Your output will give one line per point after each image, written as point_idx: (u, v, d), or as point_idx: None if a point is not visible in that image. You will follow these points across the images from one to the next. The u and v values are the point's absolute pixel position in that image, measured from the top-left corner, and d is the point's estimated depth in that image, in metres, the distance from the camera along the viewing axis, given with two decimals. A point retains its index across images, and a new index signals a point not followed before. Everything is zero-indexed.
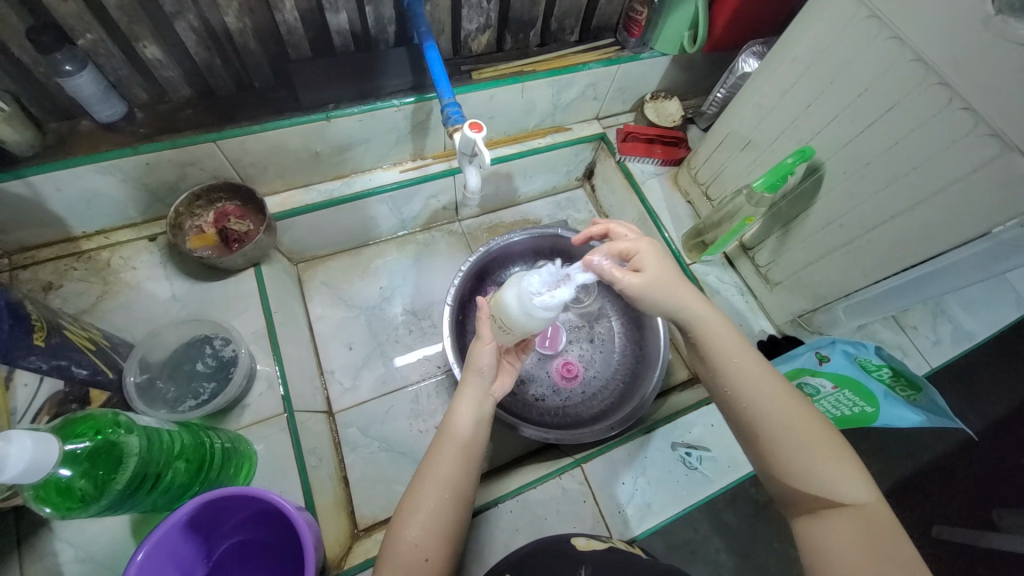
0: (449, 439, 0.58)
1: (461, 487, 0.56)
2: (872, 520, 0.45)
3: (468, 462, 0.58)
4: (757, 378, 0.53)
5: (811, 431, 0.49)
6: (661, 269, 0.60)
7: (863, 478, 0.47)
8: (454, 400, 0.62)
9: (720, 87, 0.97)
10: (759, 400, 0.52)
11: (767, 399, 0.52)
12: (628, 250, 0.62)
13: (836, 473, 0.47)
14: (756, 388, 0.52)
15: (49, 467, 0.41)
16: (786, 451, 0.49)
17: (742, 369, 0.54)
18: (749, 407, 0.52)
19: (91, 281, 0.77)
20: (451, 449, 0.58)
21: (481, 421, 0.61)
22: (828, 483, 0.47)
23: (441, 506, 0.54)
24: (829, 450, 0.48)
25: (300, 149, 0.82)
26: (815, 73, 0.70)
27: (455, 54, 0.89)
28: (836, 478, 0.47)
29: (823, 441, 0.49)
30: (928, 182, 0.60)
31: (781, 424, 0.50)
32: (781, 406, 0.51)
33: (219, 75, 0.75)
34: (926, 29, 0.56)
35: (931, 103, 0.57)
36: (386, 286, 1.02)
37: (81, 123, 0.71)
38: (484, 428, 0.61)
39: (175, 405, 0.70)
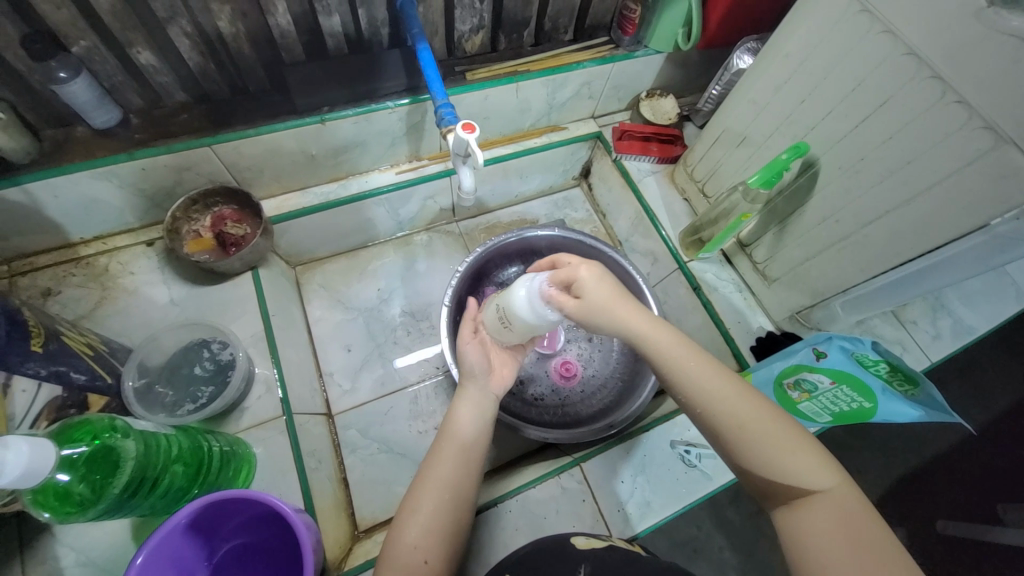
0: (450, 440, 0.59)
1: (459, 487, 0.56)
2: (844, 506, 0.45)
3: (469, 461, 0.58)
4: (715, 382, 0.52)
5: (774, 426, 0.49)
6: (599, 292, 0.56)
7: (831, 466, 0.47)
8: (455, 400, 0.63)
9: (716, 84, 0.97)
10: (715, 405, 0.51)
11: (724, 400, 0.51)
12: (567, 277, 0.58)
13: (803, 463, 0.47)
14: (713, 392, 0.52)
15: (46, 472, 0.41)
16: (751, 447, 0.49)
17: (695, 375, 0.53)
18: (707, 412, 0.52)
19: (89, 287, 0.77)
20: (451, 449, 0.58)
21: (482, 419, 0.62)
22: (796, 475, 0.47)
23: (441, 507, 0.54)
24: (794, 445, 0.48)
25: (296, 152, 0.82)
26: (809, 68, 0.70)
27: (449, 55, 0.89)
28: (803, 469, 0.47)
29: (788, 434, 0.49)
30: (923, 176, 0.60)
31: (742, 424, 0.50)
32: (738, 406, 0.50)
33: (214, 80, 0.75)
34: (919, 23, 0.56)
35: (925, 97, 0.57)
36: (384, 288, 1.02)
37: (77, 130, 0.72)
38: (485, 428, 0.62)
39: (174, 408, 0.70)
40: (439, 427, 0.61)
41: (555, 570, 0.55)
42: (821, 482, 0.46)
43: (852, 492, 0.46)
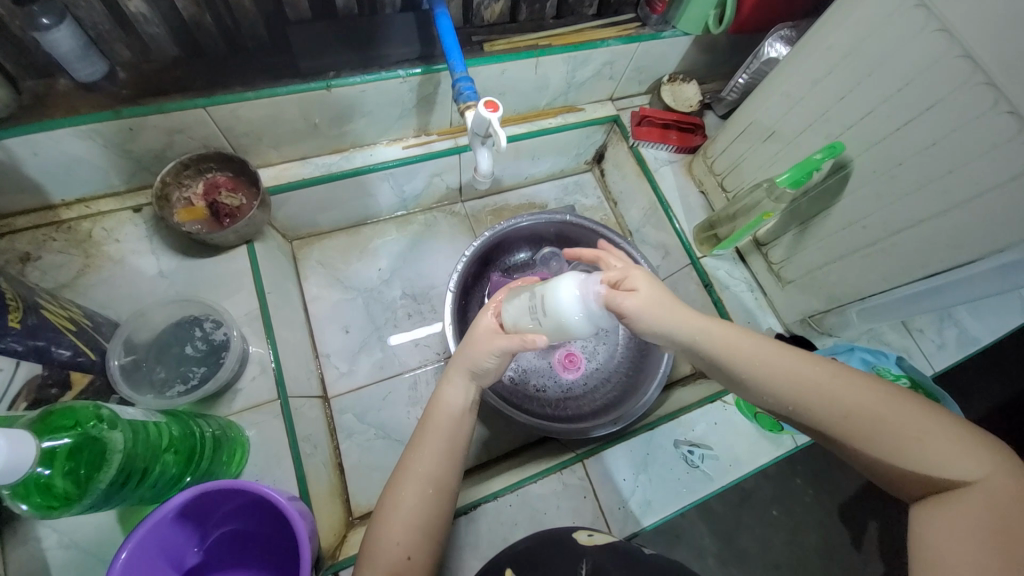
0: (435, 429, 0.56)
1: (442, 481, 0.54)
2: (1005, 495, 0.38)
3: (451, 451, 0.56)
4: (804, 368, 0.49)
5: (888, 408, 0.44)
6: (653, 288, 0.59)
7: (970, 450, 0.41)
8: (442, 383, 0.61)
9: (743, 72, 0.93)
10: (813, 392, 0.48)
11: (822, 387, 0.47)
12: (619, 274, 0.60)
13: (940, 450, 0.41)
14: (808, 383, 0.48)
15: (28, 466, 0.38)
16: (871, 435, 0.44)
17: (775, 368, 0.50)
18: (812, 409, 0.47)
19: (71, 254, 0.72)
20: (432, 438, 0.56)
21: (462, 414, 0.59)
22: (928, 461, 0.42)
23: (423, 502, 0.52)
24: (923, 425, 0.43)
25: (297, 119, 0.77)
26: (850, 64, 0.66)
27: (466, 23, 0.83)
28: (936, 455, 0.41)
29: (917, 414, 0.43)
30: (963, 187, 0.58)
31: (849, 407, 0.46)
32: (843, 391, 0.46)
33: (210, 34, 0.68)
34: (979, 24, 0.52)
35: (974, 104, 0.54)
36: (384, 268, 0.98)
37: (58, 82, 0.65)
38: (467, 415, 0.59)
39: (164, 389, 0.66)
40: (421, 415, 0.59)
41: (555, 561, 0.54)
42: (963, 469, 0.40)
43: (1011, 474, 0.39)
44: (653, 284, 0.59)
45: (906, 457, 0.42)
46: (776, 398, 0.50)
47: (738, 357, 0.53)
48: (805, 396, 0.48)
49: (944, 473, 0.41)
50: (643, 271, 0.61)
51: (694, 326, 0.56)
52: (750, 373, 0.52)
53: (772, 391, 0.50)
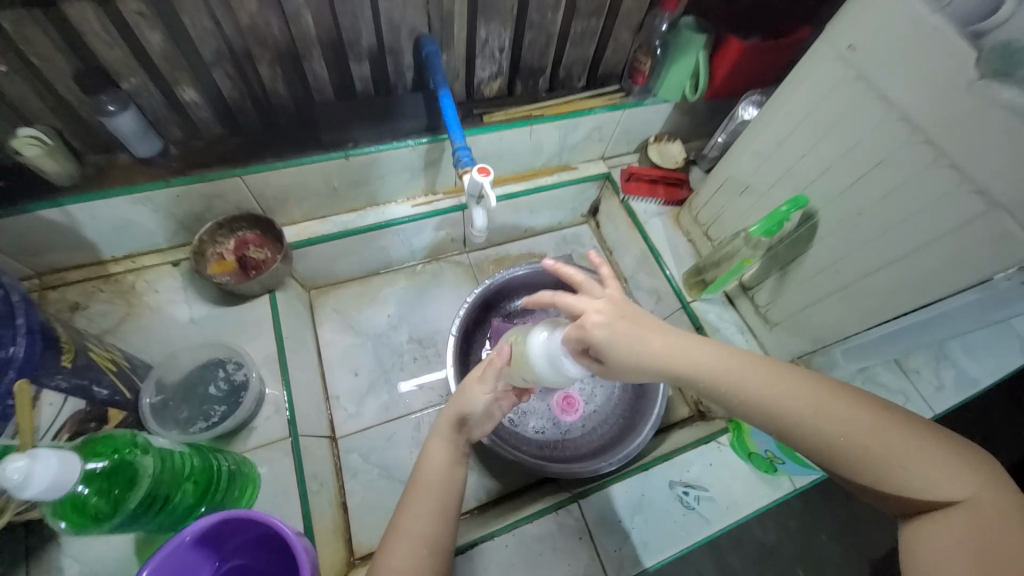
0: (427, 490, 0.60)
1: (437, 538, 0.57)
2: (990, 511, 0.39)
3: (443, 511, 0.59)
4: (792, 392, 0.48)
5: (878, 431, 0.44)
6: (617, 347, 0.55)
7: (958, 471, 0.42)
8: (427, 445, 0.65)
9: (721, 133, 1.02)
10: (805, 419, 0.47)
11: (811, 413, 0.47)
12: (580, 334, 0.57)
13: (929, 470, 0.42)
14: (798, 407, 0.47)
15: (69, 484, 0.43)
16: (864, 461, 0.44)
17: (763, 392, 0.49)
18: (805, 435, 0.47)
19: (116, 303, 0.81)
20: (424, 499, 0.59)
21: (450, 468, 0.62)
22: (920, 484, 0.42)
23: (416, 561, 0.55)
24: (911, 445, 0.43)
25: (319, 184, 0.87)
26: (807, 127, 0.73)
27: (468, 98, 0.94)
28: (925, 475, 0.42)
29: (904, 435, 0.44)
30: (916, 235, 0.63)
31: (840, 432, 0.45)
32: (832, 415, 0.46)
33: (249, 115, 0.80)
34: (910, 94, 0.59)
35: (916, 161, 0.60)
36: (393, 314, 1.05)
37: (119, 157, 0.77)
38: (456, 474, 0.63)
39: (186, 426, 0.72)
40: (410, 474, 0.63)
41: None
42: (948, 488, 0.41)
43: (995, 492, 0.40)
44: (614, 338, 0.55)
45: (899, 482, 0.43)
46: (767, 425, 0.49)
47: (726, 382, 0.51)
48: (797, 423, 0.47)
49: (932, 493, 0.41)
50: (604, 320, 0.56)
51: (676, 350, 0.54)
52: (738, 399, 0.50)
53: (763, 417, 0.49)
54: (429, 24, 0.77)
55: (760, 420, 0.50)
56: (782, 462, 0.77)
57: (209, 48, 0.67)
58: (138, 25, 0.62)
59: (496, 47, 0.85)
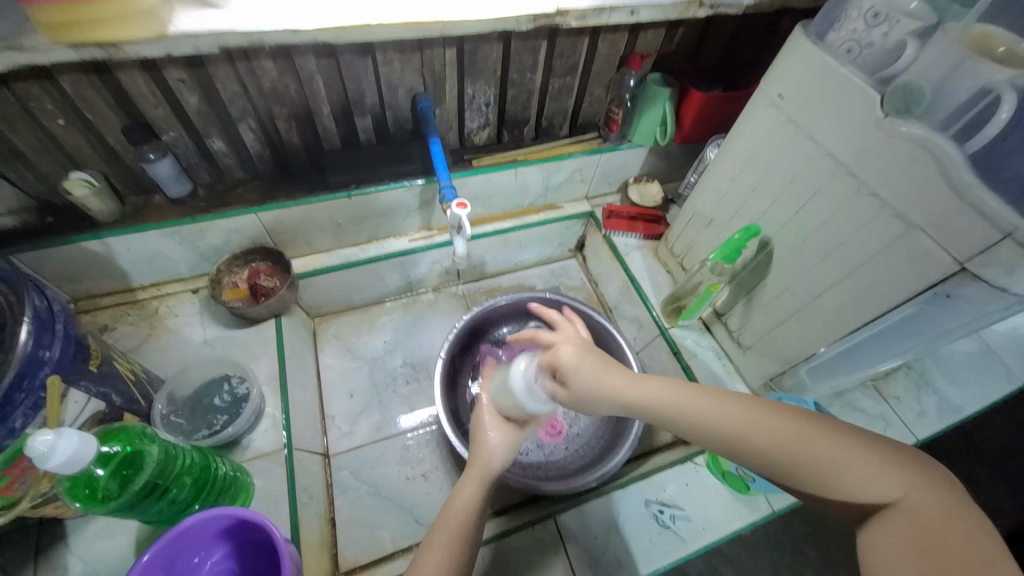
0: (453, 528, 0.60)
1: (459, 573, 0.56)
2: (928, 511, 0.38)
3: (464, 552, 0.58)
4: (729, 412, 0.49)
5: (813, 442, 0.44)
6: (581, 373, 0.56)
7: (890, 472, 0.41)
8: (457, 486, 0.65)
9: (693, 173, 1.11)
10: (742, 437, 0.47)
11: (750, 430, 0.47)
12: (550, 361, 0.59)
13: (866, 475, 0.41)
14: (735, 426, 0.48)
15: (84, 462, 0.50)
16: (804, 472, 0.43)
17: (701, 414, 0.50)
18: (748, 453, 0.47)
19: (140, 326, 0.92)
20: (445, 538, 0.59)
21: (478, 508, 0.63)
22: (857, 489, 0.41)
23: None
24: (847, 452, 0.42)
25: (325, 220, 0.98)
26: (754, 164, 0.82)
27: (460, 145, 1.06)
28: (863, 479, 0.41)
29: (841, 443, 0.43)
30: (853, 256, 0.69)
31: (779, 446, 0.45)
32: (769, 431, 0.46)
33: (267, 162, 0.92)
34: (832, 133, 0.67)
35: (845, 191, 0.68)
36: (389, 340, 1.12)
37: (155, 198, 0.89)
38: (482, 516, 0.63)
39: (191, 434, 0.79)
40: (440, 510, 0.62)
41: None
42: (886, 490, 0.40)
43: (930, 491, 0.39)
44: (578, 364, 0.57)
45: (842, 490, 0.42)
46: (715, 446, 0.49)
47: (669, 410, 0.52)
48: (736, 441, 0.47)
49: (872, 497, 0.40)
50: (571, 350, 0.59)
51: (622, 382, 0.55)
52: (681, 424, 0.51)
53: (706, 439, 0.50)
54: (424, 84, 0.90)
55: (708, 442, 0.50)
56: (754, 480, 0.78)
57: (236, 106, 0.81)
58: (179, 89, 0.75)
59: (482, 102, 0.97)
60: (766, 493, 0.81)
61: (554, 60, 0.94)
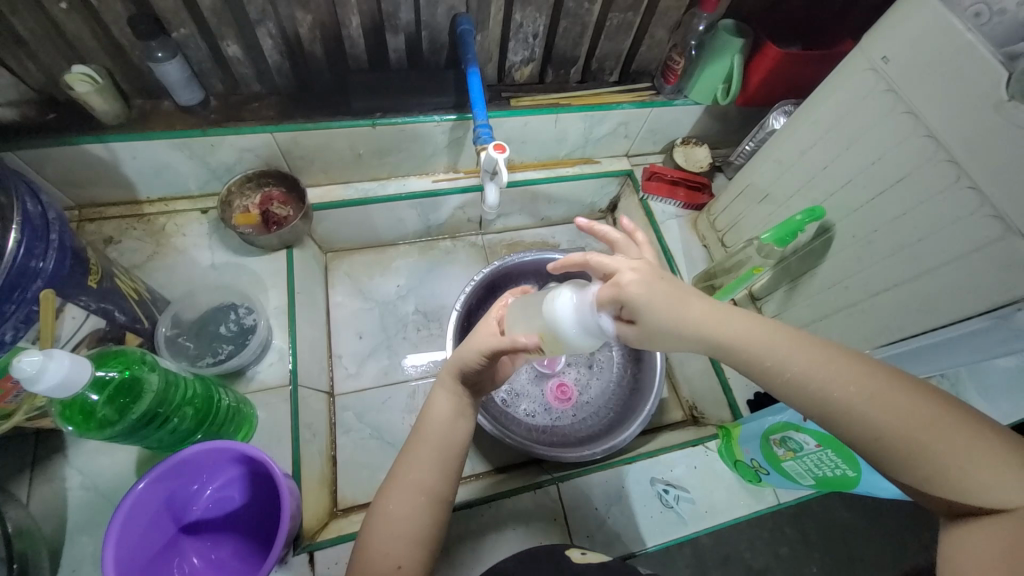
0: (430, 439, 0.56)
1: (436, 491, 0.54)
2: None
3: (442, 460, 0.55)
4: (839, 372, 0.41)
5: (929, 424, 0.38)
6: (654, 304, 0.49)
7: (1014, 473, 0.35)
8: (430, 397, 0.59)
9: (749, 141, 1.00)
10: (846, 403, 0.40)
11: (859, 398, 0.40)
12: (613, 294, 0.51)
13: (978, 470, 0.36)
14: (843, 390, 0.41)
15: (80, 385, 0.47)
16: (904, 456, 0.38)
17: (804, 368, 0.42)
18: (846, 421, 0.41)
19: (146, 241, 0.87)
20: (426, 448, 0.55)
21: (457, 419, 0.58)
22: (965, 487, 0.37)
23: (422, 512, 0.53)
24: (967, 442, 0.37)
25: (345, 149, 0.90)
26: (833, 137, 0.72)
27: (499, 81, 0.96)
28: (972, 475, 0.36)
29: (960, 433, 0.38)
30: (931, 256, 0.62)
31: (888, 421, 0.39)
32: (882, 403, 0.39)
33: (286, 76, 0.83)
34: (938, 111, 0.58)
35: (939, 180, 0.59)
36: (402, 285, 1.08)
37: (163, 103, 0.81)
38: (462, 424, 0.58)
39: (195, 359, 0.77)
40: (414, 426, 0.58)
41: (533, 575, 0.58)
42: (1006, 496, 0.35)
43: None
44: (650, 296, 0.49)
45: (946, 485, 0.37)
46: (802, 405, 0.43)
47: (769, 356, 0.44)
48: (836, 404, 0.41)
49: (980, 498, 0.36)
50: (640, 278, 0.50)
51: (712, 317, 0.47)
52: (775, 376, 0.43)
53: (793, 395, 0.43)
54: (467, 2, 0.79)
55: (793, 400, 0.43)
56: (767, 473, 0.75)
57: (255, 6, 0.71)
58: None
59: (530, 32, 0.86)
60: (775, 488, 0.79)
61: None
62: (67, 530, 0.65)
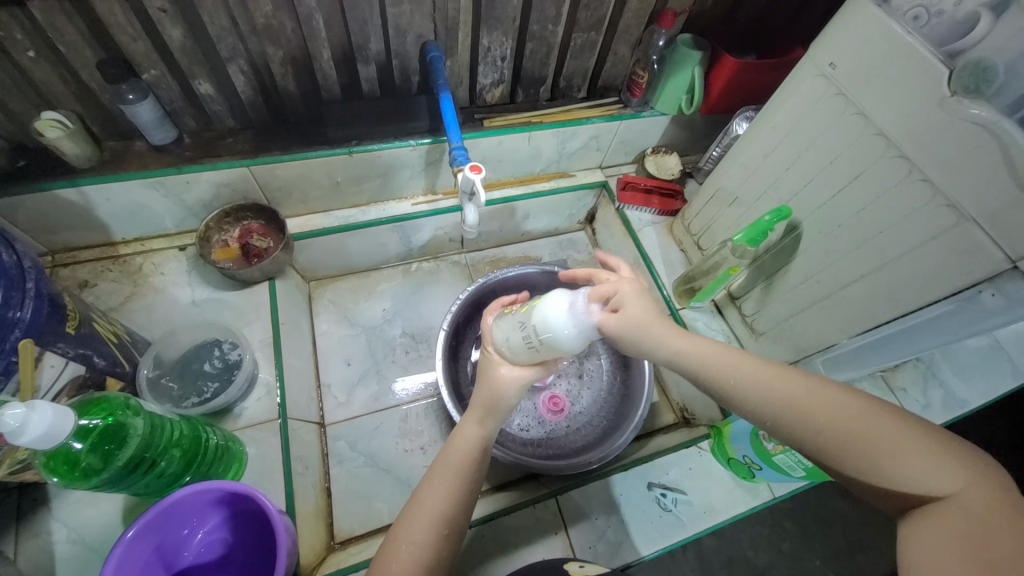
0: (453, 463, 0.56)
1: (456, 518, 0.54)
2: (986, 510, 0.36)
3: (467, 493, 0.56)
4: (782, 381, 0.46)
5: (870, 417, 0.42)
6: (636, 307, 0.55)
7: (950, 465, 0.39)
8: (460, 427, 0.60)
9: (716, 147, 1.04)
10: (789, 411, 0.45)
11: (799, 405, 0.45)
12: (606, 290, 0.57)
13: (921, 463, 0.39)
14: (781, 398, 0.46)
15: (62, 437, 0.46)
16: (851, 450, 0.42)
17: (749, 381, 0.48)
18: (793, 424, 0.45)
19: (123, 283, 0.86)
20: (451, 476, 0.55)
21: (484, 449, 0.59)
22: (905, 477, 0.39)
23: (437, 541, 0.52)
24: (904, 438, 0.41)
25: (323, 177, 0.91)
26: (792, 140, 0.76)
27: (470, 103, 0.98)
28: (915, 469, 0.39)
29: (900, 428, 0.41)
30: (893, 246, 0.65)
31: (820, 423, 0.43)
32: (820, 406, 0.44)
33: (260, 110, 0.84)
34: (884, 110, 0.62)
35: (893, 174, 0.63)
36: (388, 308, 1.08)
37: (136, 144, 0.81)
38: (487, 457, 0.59)
39: (180, 400, 0.75)
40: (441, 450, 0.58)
41: None
42: (940, 483, 0.38)
43: (992, 490, 0.37)
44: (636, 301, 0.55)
45: (887, 476, 0.40)
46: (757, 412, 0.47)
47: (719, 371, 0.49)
48: (784, 413, 0.45)
49: (921, 488, 0.39)
50: (631, 285, 0.57)
51: (673, 341, 0.53)
52: (726, 390, 0.49)
53: (747, 406, 0.48)
54: (435, 31, 0.81)
55: (748, 409, 0.48)
56: (759, 468, 0.76)
57: (225, 44, 0.72)
58: (160, 20, 0.66)
59: (498, 55, 0.89)
60: (768, 482, 0.80)
61: (578, 12, 0.85)
62: None
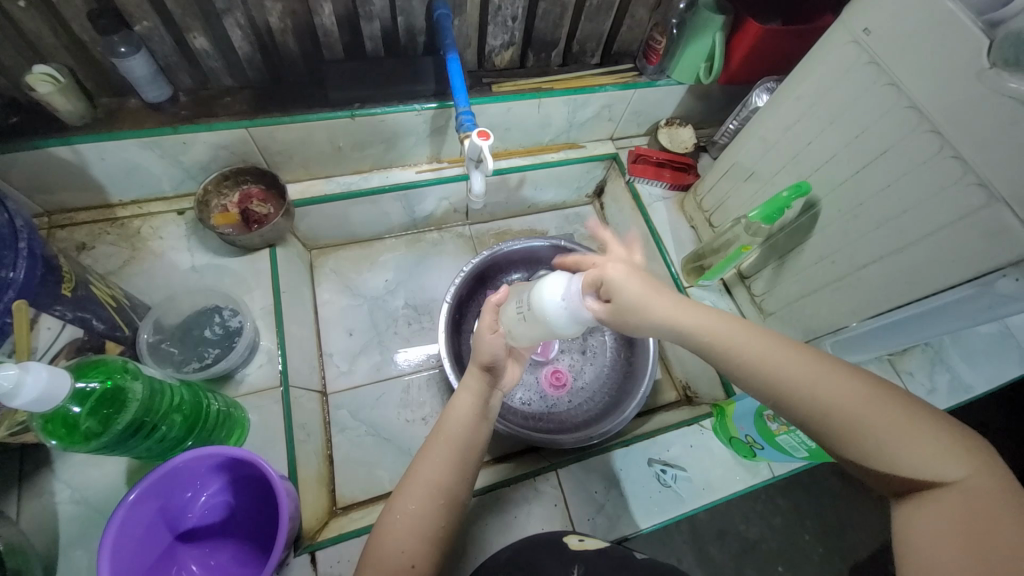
0: (448, 436, 0.56)
1: (453, 490, 0.54)
2: (987, 496, 0.37)
3: (463, 465, 0.55)
4: (791, 364, 0.45)
5: (875, 405, 0.41)
6: (629, 292, 0.52)
7: (955, 453, 0.39)
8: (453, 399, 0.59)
9: (733, 119, 1.00)
10: (798, 394, 0.44)
11: (809, 388, 0.43)
12: (596, 277, 0.54)
13: (926, 451, 0.39)
14: (791, 381, 0.44)
15: (59, 399, 0.45)
16: (855, 437, 0.41)
17: (758, 363, 0.46)
18: (801, 408, 0.44)
19: (121, 247, 0.84)
20: (444, 448, 0.55)
21: (480, 419, 0.58)
22: (907, 463, 0.39)
23: (433, 513, 0.52)
24: (912, 425, 0.40)
25: (324, 142, 0.87)
26: (816, 112, 0.72)
27: (479, 67, 0.94)
28: (920, 456, 0.39)
29: (907, 414, 0.41)
30: (916, 226, 0.62)
31: (828, 408, 0.42)
32: (829, 390, 0.43)
33: (258, 68, 0.80)
34: (920, 81, 0.58)
35: (923, 150, 0.60)
36: (391, 279, 1.06)
37: (129, 101, 0.78)
38: (483, 427, 0.58)
39: (181, 365, 0.75)
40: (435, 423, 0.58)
41: (544, 563, 0.57)
42: (943, 470, 0.38)
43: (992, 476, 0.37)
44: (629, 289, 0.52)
45: (890, 461, 0.40)
46: (760, 392, 0.46)
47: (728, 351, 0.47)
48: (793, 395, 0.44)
49: (924, 475, 0.39)
50: (624, 267, 0.53)
51: (680, 319, 0.50)
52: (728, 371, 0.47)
53: (755, 386, 0.46)
54: None
55: (753, 388, 0.47)
56: (761, 448, 0.75)
57: None
58: None
59: (509, 15, 0.84)
60: (769, 461, 0.81)
61: None
62: (59, 545, 0.63)
